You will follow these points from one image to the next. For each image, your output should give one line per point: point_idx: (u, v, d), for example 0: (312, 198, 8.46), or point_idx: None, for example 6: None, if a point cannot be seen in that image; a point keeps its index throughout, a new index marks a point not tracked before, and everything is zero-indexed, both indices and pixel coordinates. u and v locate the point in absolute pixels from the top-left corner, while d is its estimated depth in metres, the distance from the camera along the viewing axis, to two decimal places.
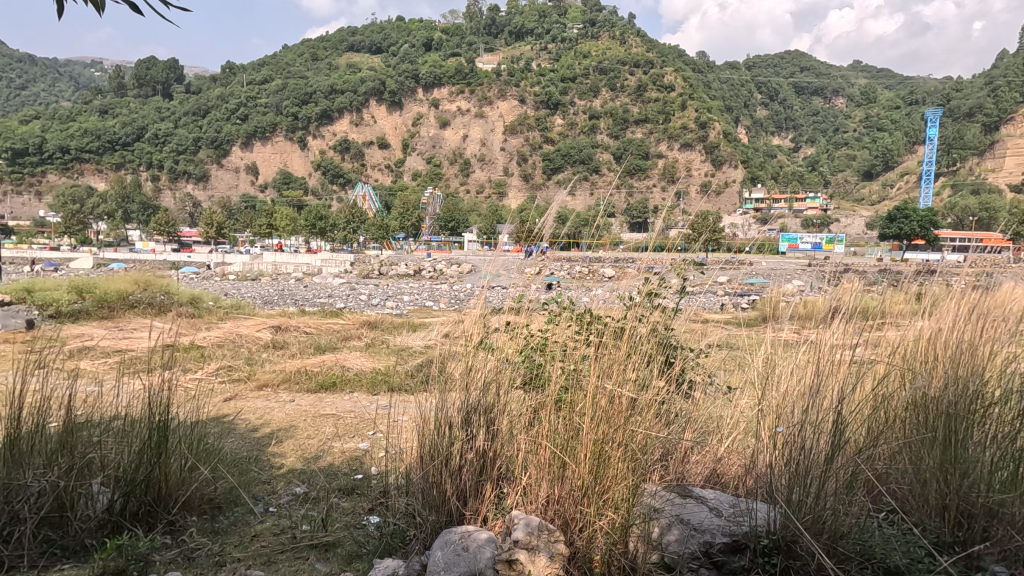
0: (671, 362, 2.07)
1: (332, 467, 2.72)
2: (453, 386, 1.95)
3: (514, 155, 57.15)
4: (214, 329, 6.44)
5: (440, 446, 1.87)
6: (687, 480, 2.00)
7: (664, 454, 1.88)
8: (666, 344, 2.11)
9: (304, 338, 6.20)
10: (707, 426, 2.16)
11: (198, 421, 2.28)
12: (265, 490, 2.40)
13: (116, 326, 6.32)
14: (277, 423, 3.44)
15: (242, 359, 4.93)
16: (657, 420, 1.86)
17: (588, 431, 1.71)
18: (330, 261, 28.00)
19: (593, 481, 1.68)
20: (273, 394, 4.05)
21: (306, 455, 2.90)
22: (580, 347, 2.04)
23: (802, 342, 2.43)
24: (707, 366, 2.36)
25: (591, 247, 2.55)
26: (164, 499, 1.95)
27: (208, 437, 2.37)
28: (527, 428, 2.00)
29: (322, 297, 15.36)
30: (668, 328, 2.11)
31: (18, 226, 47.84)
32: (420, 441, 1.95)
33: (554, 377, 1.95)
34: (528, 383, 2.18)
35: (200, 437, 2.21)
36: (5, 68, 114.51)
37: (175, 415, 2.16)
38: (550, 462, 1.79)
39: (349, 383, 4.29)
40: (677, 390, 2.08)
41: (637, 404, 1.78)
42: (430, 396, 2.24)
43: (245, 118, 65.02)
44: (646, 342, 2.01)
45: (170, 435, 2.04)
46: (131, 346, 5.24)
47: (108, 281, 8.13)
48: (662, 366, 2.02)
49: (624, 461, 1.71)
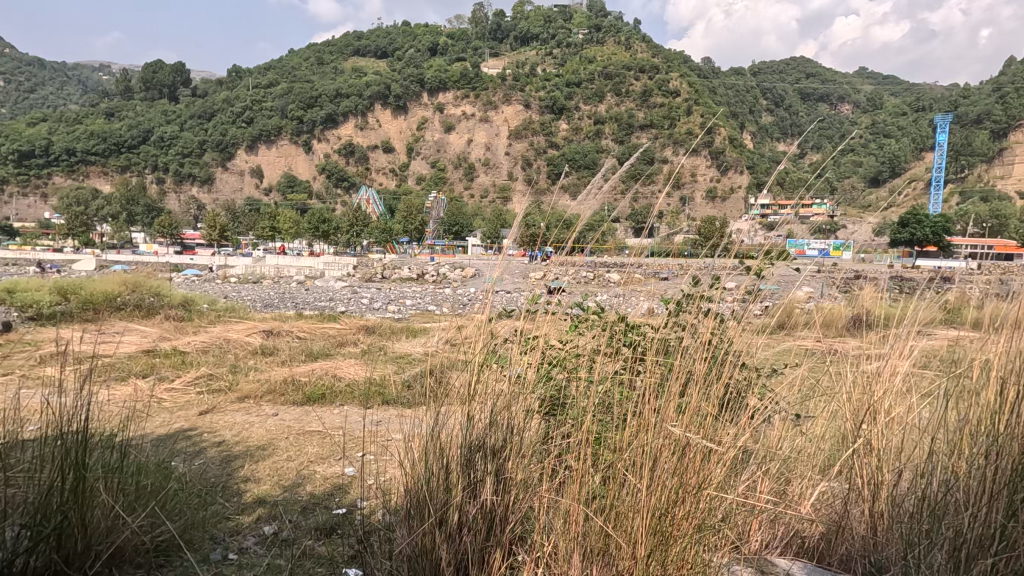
0: (738, 389, 1.72)
1: (327, 494, 2.35)
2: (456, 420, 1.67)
3: (518, 159, 57.19)
4: (201, 333, 6.01)
5: (432, 493, 1.53)
6: (762, 560, 1.67)
7: (743, 508, 1.54)
8: (737, 372, 1.76)
9: (296, 343, 5.77)
10: (779, 467, 1.83)
11: (135, 454, 1.89)
12: (228, 528, 2.03)
13: (97, 329, 6.02)
14: (257, 441, 3.04)
15: (227, 366, 4.53)
16: (735, 467, 1.54)
17: (643, 491, 1.32)
18: (333, 265, 27.63)
19: (657, 549, 1.31)
20: (255, 408, 3.64)
21: (283, 481, 2.51)
22: (619, 381, 1.67)
23: (873, 369, 2.05)
24: (768, 394, 1.98)
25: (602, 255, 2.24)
26: (127, 527, 1.66)
27: (147, 469, 1.96)
28: (551, 476, 1.63)
29: (323, 301, 14.89)
30: (730, 346, 1.76)
31: (24, 228, 48.42)
32: (409, 481, 1.61)
33: (588, 412, 1.67)
34: (552, 416, 1.78)
35: (136, 470, 1.82)
36: (14, 71, 116.06)
37: (107, 446, 1.77)
38: (581, 532, 1.40)
39: (339, 396, 3.87)
40: (738, 425, 1.69)
41: (725, 461, 1.45)
42: (424, 421, 1.86)
43: (250, 121, 65.45)
44: (708, 367, 1.65)
45: (94, 468, 1.65)
46: (105, 351, 4.87)
47: (96, 282, 7.89)
48: (731, 400, 1.69)
49: (688, 529, 1.35)
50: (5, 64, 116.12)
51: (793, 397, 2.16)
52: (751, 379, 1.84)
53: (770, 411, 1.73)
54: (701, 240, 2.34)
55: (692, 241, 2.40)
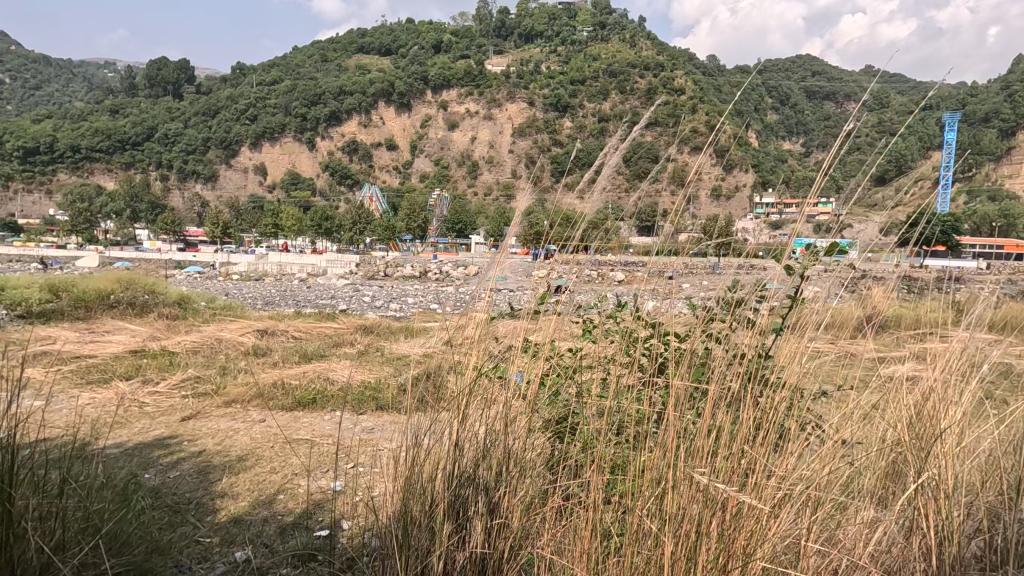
0: (777, 422, 1.54)
1: (319, 513, 2.17)
2: (454, 451, 1.55)
3: (522, 157, 56.85)
4: (194, 333, 5.80)
5: (415, 537, 1.46)
6: None
7: (787, 560, 1.37)
8: (779, 396, 1.60)
9: (291, 344, 5.60)
10: (830, 510, 1.61)
11: (66, 477, 1.66)
12: (196, 554, 1.84)
13: (88, 326, 5.85)
14: (239, 451, 2.85)
15: (217, 368, 4.35)
16: (782, 513, 1.38)
17: None
18: (336, 262, 27.59)
19: None
20: (242, 412, 3.46)
21: (261, 496, 2.33)
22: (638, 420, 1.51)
23: (925, 395, 1.84)
24: (811, 420, 1.76)
25: (596, 248, 2.18)
26: (101, 553, 1.49)
27: (84, 489, 1.72)
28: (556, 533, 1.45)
29: (324, 298, 14.96)
30: (756, 367, 1.63)
31: (28, 225, 48.56)
32: (396, 519, 1.48)
33: (602, 439, 1.55)
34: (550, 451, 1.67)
35: (65, 491, 1.59)
36: (21, 68, 116.19)
37: (28, 463, 1.55)
38: None
39: (330, 400, 3.68)
40: (777, 452, 1.51)
41: (762, 509, 1.33)
42: (414, 442, 1.69)
43: (254, 119, 65.62)
44: (739, 396, 1.51)
45: (23, 491, 1.45)
46: (92, 351, 4.71)
47: (90, 280, 7.73)
48: (770, 430, 1.53)
49: None
50: (10, 61, 116.63)
51: (831, 416, 1.94)
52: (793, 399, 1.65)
53: (806, 441, 1.56)
54: (706, 236, 2.23)
55: (700, 241, 2.26)
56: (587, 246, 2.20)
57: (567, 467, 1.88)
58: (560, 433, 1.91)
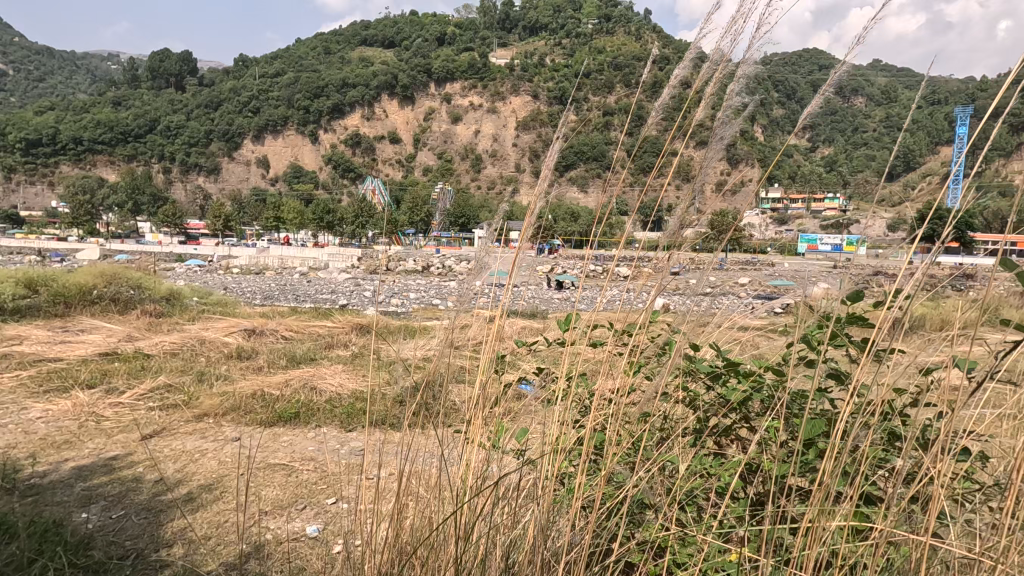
0: (876, 493, 1.20)
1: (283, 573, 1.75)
2: (469, 506, 1.24)
3: (526, 151, 56.20)
4: (175, 333, 5.34)
5: None
6: None
7: None
8: (870, 451, 1.24)
9: (281, 345, 5.16)
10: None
11: None
12: None
13: (62, 325, 5.37)
14: (203, 479, 2.43)
15: (194, 374, 3.93)
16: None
17: None
18: (336, 256, 27.15)
19: None
20: (214, 430, 3.02)
21: (223, 540, 1.96)
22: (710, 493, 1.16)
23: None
24: (926, 471, 1.36)
25: (603, 245, 1.82)
26: None
27: None
28: None
29: (324, 292, 14.47)
30: (866, 408, 1.26)
31: (30, 217, 48.17)
32: None
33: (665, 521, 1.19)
34: (574, 518, 1.35)
35: None
36: (25, 58, 115.72)
37: None
38: None
39: (316, 415, 3.29)
40: (870, 510, 1.18)
41: None
42: (391, 507, 1.31)
43: (256, 111, 65.13)
44: (835, 468, 1.16)
45: None
46: (61, 352, 4.35)
47: (71, 274, 7.30)
48: (865, 503, 1.18)
49: None
50: (15, 53, 116.60)
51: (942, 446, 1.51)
52: (890, 450, 1.32)
53: (936, 507, 1.19)
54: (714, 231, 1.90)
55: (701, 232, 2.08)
56: (591, 242, 1.90)
57: (621, 536, 1.48)
58: (609, 495, 1.47)
